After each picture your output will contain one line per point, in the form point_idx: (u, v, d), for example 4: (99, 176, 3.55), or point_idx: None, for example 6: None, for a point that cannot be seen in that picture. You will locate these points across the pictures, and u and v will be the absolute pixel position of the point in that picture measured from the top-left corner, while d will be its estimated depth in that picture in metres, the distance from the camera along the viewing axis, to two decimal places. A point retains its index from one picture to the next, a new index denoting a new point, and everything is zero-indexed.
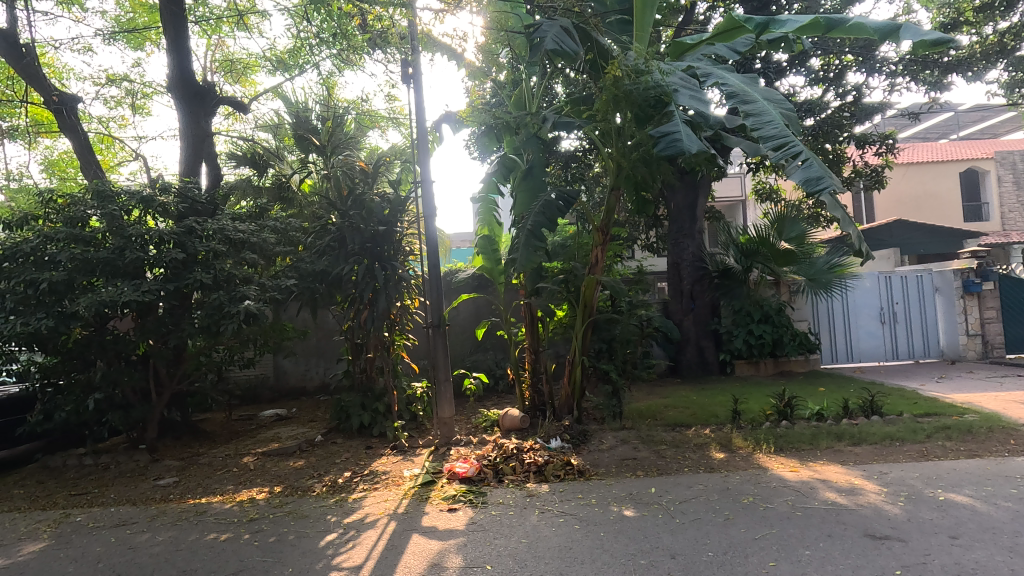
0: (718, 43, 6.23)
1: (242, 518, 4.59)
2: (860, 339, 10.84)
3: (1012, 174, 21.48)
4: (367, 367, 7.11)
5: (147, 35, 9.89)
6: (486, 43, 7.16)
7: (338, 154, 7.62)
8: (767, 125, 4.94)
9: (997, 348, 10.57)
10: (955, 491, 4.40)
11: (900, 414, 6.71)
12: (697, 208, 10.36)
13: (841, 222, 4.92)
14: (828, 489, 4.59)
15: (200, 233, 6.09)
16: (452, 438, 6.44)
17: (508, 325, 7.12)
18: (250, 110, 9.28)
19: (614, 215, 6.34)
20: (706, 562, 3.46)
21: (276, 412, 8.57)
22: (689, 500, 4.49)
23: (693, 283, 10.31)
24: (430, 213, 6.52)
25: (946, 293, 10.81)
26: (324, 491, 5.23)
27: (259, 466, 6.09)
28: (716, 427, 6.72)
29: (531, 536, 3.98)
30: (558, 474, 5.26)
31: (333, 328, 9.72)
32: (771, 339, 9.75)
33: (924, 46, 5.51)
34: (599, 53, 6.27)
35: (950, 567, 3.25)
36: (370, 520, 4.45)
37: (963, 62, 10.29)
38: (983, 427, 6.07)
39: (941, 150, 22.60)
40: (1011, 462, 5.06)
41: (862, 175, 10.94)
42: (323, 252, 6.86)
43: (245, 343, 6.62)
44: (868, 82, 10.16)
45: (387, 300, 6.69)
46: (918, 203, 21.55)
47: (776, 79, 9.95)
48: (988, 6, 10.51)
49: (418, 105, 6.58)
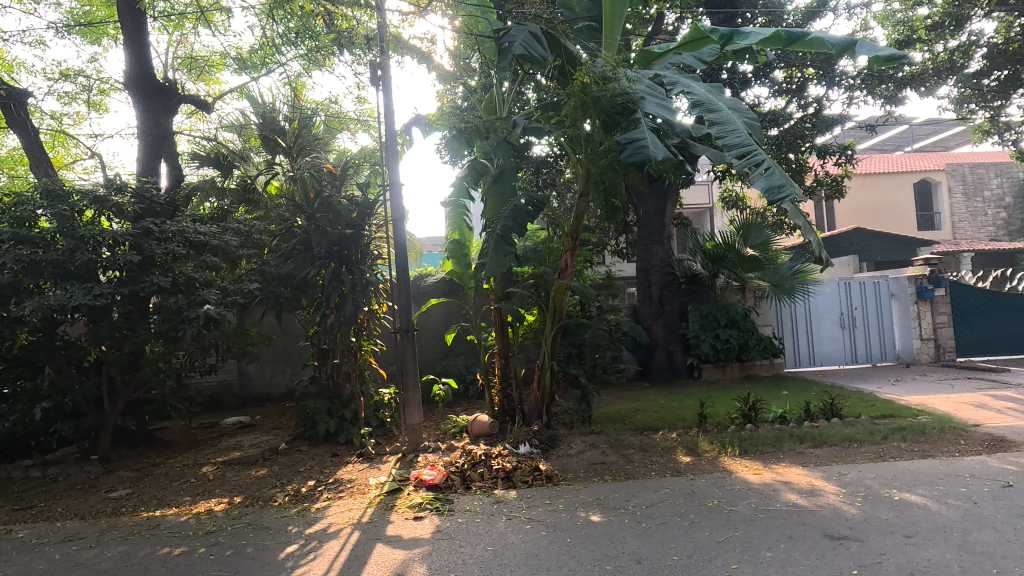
0: (685, 53, 6.35)
1: (199, 530, 4.42)
2: (821, 343, 11.14)
3: (961, 186, 22.53)
4: (334, 373, 6.97)
5: (106, 29, 9.53)
6: (456, 49, 7.29)
7: (305, 156, 7.33)
8: (731, 134, 5.04)
9: (949, 352, 11.02)
10: (909, 491, 4.54)
11: (859, 416, 6.95)
12: (666, 214, 10.52)
13: (802, 229, 5.03)
14: (789, 490, 4.69)
15: (158, 235, 5.88)
16: (420, 445, 6.37)
17: (477, 329, 7.08)
18: (214, 109, 9.00)
19: (583, 221, 6.36)
20: (671, 566, 3.48)
21: (239, 419, 8.33)
22: (655, 505, 4.51)
23: (662, 289, 10.41)
24: (399, 217, 6.44)
25: (901, 298, 11.16)
26: (286, 501, 5.09)
27: (218, 476, 5.90)
28: (683, 430, 6.81)
29: (497, 544, 3.95)
30: (526, 480, 5.24)
31: (300, 333, 9.53)
32: (737, 344, 10.00)
33: (880, 62, 5.70)
34: (568, 59, 6.41)
35: (904, 566, 3.33)
36: (333, 530, 4.34)
37: (917, 78, 10.71)
38: (936, 428, 6.31)
39: (895, 162, 23.56)
40: (962, 462, 5.24)
41: (823, 184, 11.22)
42: (289, 255, 6.75)
43: (207, 349, 6.42)
44: (828, 94, 10.50)
45: (354, 304, 6.55)
46: (875, 213, 22.38)
47: (741, 90, 10.22)
48: (939, 25, 11.14)
49: (386, 107, 6.52)
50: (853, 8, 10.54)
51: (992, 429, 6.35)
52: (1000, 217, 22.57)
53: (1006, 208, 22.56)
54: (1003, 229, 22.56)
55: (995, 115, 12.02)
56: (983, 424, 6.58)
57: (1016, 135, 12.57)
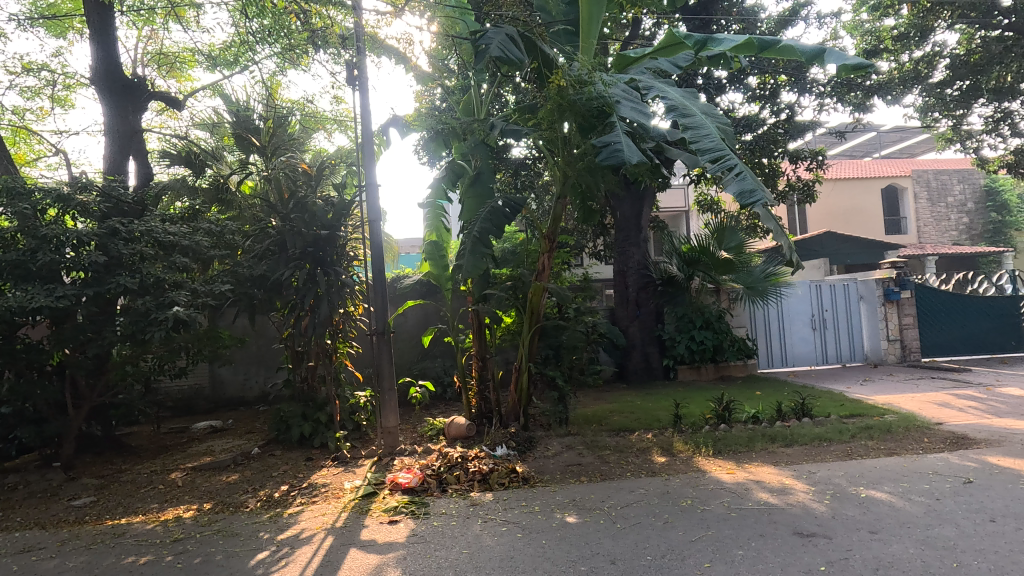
0: (661, 58, 6.41)
1: (166, 538, 4.31)
2: (793, 344, 11.38)
3: (926, 192, 23.26)
4: (309, 376, 6.85)
5: (71, 23, 9.26)
6: (434, 50, 7.29)
7: (279, 155, 7.22)
8: (704, 138, 5.12)
9: (914, 353, 11.34)
10: (875, 488, 4.66)
11: (828, 415, 7.13)
12: (642, 217, 10.62)
13: (774, 233, 5.12)
14: (761, 489, 4.77)
15: (126, 235, 5.73)
16: (396, 448, 6.32)
17: (455, 331, 7.03)
18: (185, 106, 8.80)
19: (561, 223, 6.40)
20: (645, 566, 3.50)
21: (210, 424, 8.15)
22: (630, 505, 4.55)
23: (638, 291, 10.49)
24: (375, 218, 6.38)
25: (869, 300, 11.49)
26: (258, 507, 4.99)
27: (187, 482, 5.76)
28: (658, 431, 6.88)
29: (473, 546, 3.93)
30: (502, 482, 5.23)
31: (274, 335, 9.36)
32: (712, 345, 10.15)
33: (847, 70, 5.84)
34: (544, 62, 6.44)
35: (870, 561, 3.41)
36: (305, 536, 4.27)
37: (883, 86, 11.03)
38: (901, 427, 6.49)
39: (864, 167, 24.23)
40: (925, 459, 5.40)
41: (795, 189, 11.45)
42: (262, 256, 6.65)
43: (177, 352, 6.26)
44: (800, 101, 10.74)
45: (329, 307, 6.42)
46: (845, 217, 22.97)
47: (716, 96, 10.38)
48: (904, 36, 11.53)
49: (363, 108, 6.47)
50: (823, 17, 10.82)
51: (954, 427, 6.56)
52: (962, 221, 23.34)
53: (967, 213, 23.37)
54: (965, 233, 23.33)
55: (957, 123, 12.48)
56: (946, 422, 6.80)
57: (977, 143, 13.04)
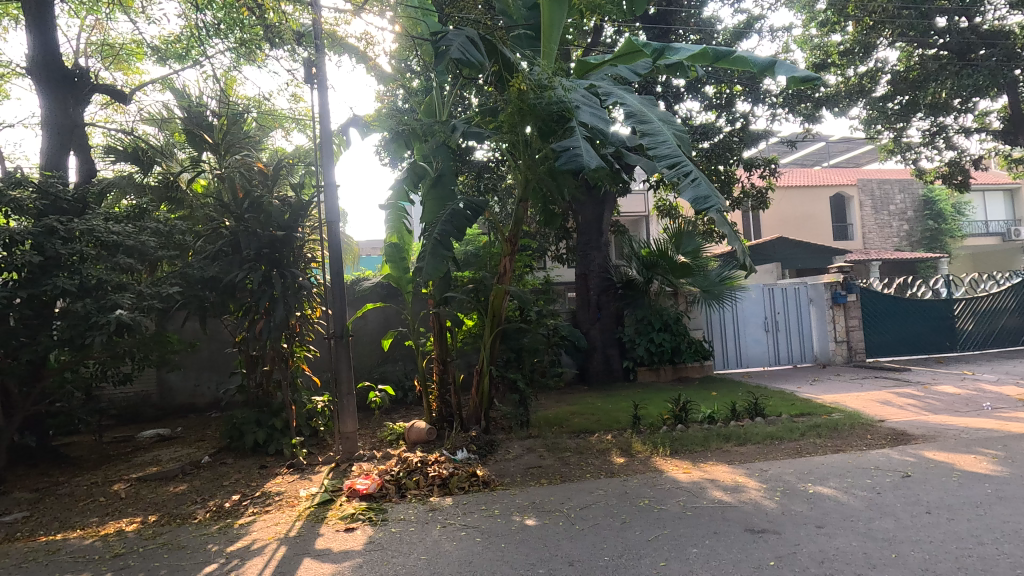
0: (620, 65, 6.48)
1: (105, 554, 4.10)
2: (747, 345, 11.75)
3: (870, 200, 24.47)
4: (263, 381, 6.72)
5: (6, 8, 8.71)
6: (395, 51, 7.20)
7: (234, 153, 6.98)
8: (661, 145, 5.24)
9: (859, 353, 11.87)
10: (822, 484, 4.85)
11: (780, 414, 7.38)
12: (603, 221, 10.75)
13: (729, 238, 5.26)
14: (715, 488, 4.89)
15: (64, 233, 5.43)
16: (355, 453, 6.20)
17: (415, 335, 6.92)
18: (132, 100, 8.41)
19: (523, 226, 6.40)
20: (602, 566, 3.54)
21: (158, 432, 7.79)
22: (589, 507, 4.58)
23: (599, 293, 10.64)
24: (334, 218, 6.24)
25: (818, 303, 11.97)
26: (207, 517, 4.79)
27: (131, 494, 5.48)
28: (618, 432, 6.97)
29: (431, 552, 3.89)
30: (462, 486, 5.20)
31: (227, 339, 9.03)
32: (670, 346, 10.36)
33: (796, 82, 6.07)
34: (505, 65, 6.45)
35: (816, 555, 3.54)
36: (257, 547, 4.13)
37: (831, 98, 11.54)
38: (847, 425, 6.78)
39: (814, 176, 25.31)
40: (869, 456, 5.65)
41: (749, 196, 11.82)
42: (214, 257, 6.41)
43: (120, 357, 5.95)
44: (754, 110, 11.09)
45: (285, 309, 6.26)
46: (796, 223, 23.92)
47: (674, 103, 10.64)
48: (850, 52, 12.27)
49: (322, 107, 6.34)
50: (776, 31, 11.23)
51: (895, 424, 6.90)
52: (903, 229, 24.62)
53: (908, 221, 24.65)
54: (905, 240, 24.60)
55: (898, 135, 13.21)
56: (888, 419, 7.14)
57: (916, 155, 13.79)
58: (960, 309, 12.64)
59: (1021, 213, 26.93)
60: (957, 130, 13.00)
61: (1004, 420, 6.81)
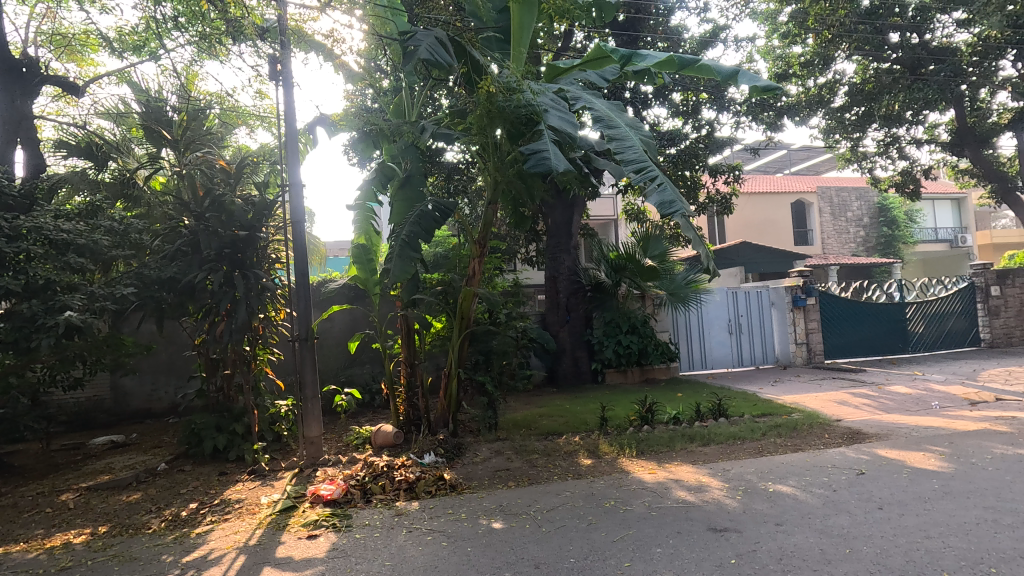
0: (589, 70, 6.59)
1: (50, 568, 3.91)
2: (712, 347, 12.00)
3: (829, 207, 25.35)
4: (224, 386, 6.43)
5: None
6: (364, 50, 7.11)
7: (194, 150, 6.76)
8: (628, 150, 5.32)
9: (818, 354, 12.24)
10: (781, 483, 4.99)
11: (742, 415, 7.56)
12: (573, 225, 10.82)
13: (693, 241, 5.35)
14: (679, 488, 4.97)
15: (9, 232, 5.13)
16: (319, 458, 6.07)
17: (382, 337, 6.81)
18: (86, 93, 8.05)
19: (491, 228, 6.39)
20: (568, 568, 3.55)
21: (111, 438, 7.48)
22: (556, 508, 4.60)
23: (569, 296, 10.71)
24: (299, 218, 6.11)
25: (779, 306, 12.31)
26: (162, 527, 4.62)
27: (81, 504, 5.24)
28: (586, 434, 7.02)
29: (396, 558, 3.83)
30: (429, 490, 5.15)
31: (186, 342, 8.74)
32: (637, 348, 10.48)
33: (758, 92, 6.22)
34: (473, 67, 6.46)
35: (774, 552, 3.63)
36: (214, 556, 4.00)
37: (792, 108, 11.89)
38: (806, 424, 6.99)
39: (776, 182, 26.07)
40: (826, 454, 5.84)
41: (714, 202, 12.05)
42: (173, 257, 6.20)
43: (70, 361, 5.69)
44: (719, 118, 11.36)
45: (247, 311, 6.07)
46: (758, 229, 24.58)
47: (642, 109, 10.80)
48: (810, 64, 12.72)
49: (287, 105, 6.20)
50: (740, 41, 11.54)
51: (850, 423, 7.15)
52: (860, 235, 25.56)
53: (864, 227, 25.62)
54: (861, 246, 25.55)
55: (854, 145, 13.73)
56: (844, 419, 7.39)
57: (871, 164, 14.36)
58: (912, 313, 13.20)
59: (967, 221, 28.34)
60: (909, 141, 13.60)
61: (950, 419, 7.15)
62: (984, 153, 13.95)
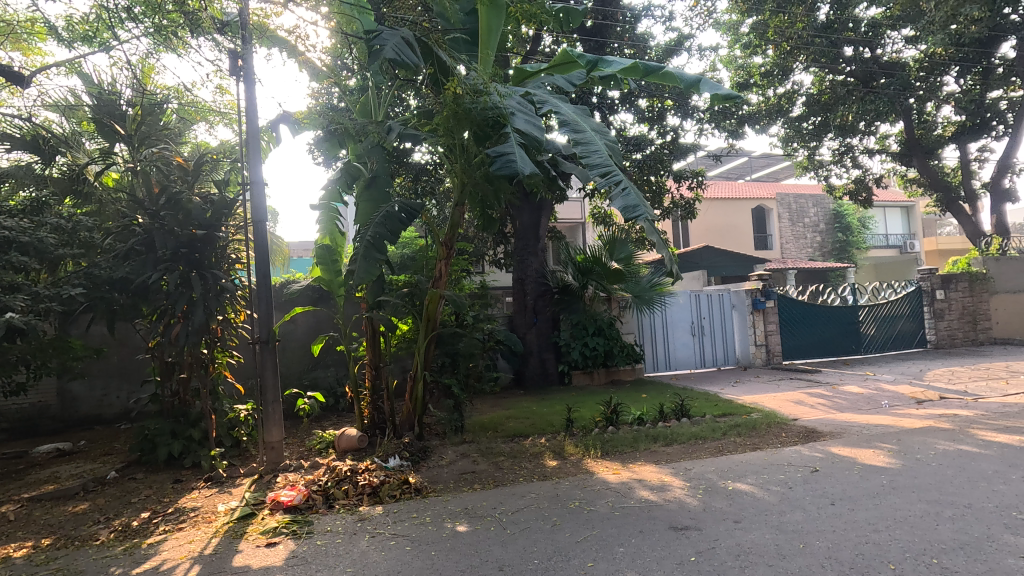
0: (556, 74, 6.65)
1: None
2: (676, 348, 12.25)
3: (788, 213, 26.22)
4: (180, 390, 6.20)
5: None
6: (330, 47, 7.00)
7: (150, 146, 6.50)
8: (593, 154, 5.39)
9: (776, 356, 12.61)
10: (740, 481, 5.12)
11: (704, 415, 7.74)
12: (540, 227, 10.86)
13: (657, 245, 5.42)
14: (642, 487, 5.05)
15: None
16: (280, 464, 5.93)
17: (347, 339, 6.69)
18: (32, 83, 7.61)
19: (459, 230, 6.36)
20: (532, 569, 3.56)
21: (57, 446, 7.11)
22: (521, 510, 4.61)
23: (536, 298, 10.74)
24: (261, 218, 5.95)
25: (740, 309, 12.64)
26: (111, 538, 4.42)
27: (22, 516, 4.98)
28: (551, 435, 7.06)
29: (359, 564, 3.77)
30: (393, 494, 5.08)
31: (139, 345, 8.41)
32: (603, 350, 10.59)
33: (719, 99, 6.38)
34: (440, 69, 6.47)
35: (733, 548, 3.73)
36: (166, 568, 3.85)
37: (752, 117, 12.24)
38: (764, 424, 7.20)
39: (737, 188, 26.80)
40: (782, 452, 6.02)
41: (678, 206, 12.30)
42: (126, 257, 5.95)
43: (12, 365, 5.39)
44: (683, 124, 11.62)
45: (205, 313, 5.86)
46: (718, 233, 25.26)
47: (609, 114, 10.97)
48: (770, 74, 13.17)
49: (248, 101, 6.04)
50: (703, 50, 11.85)
51: (805, 422, 7.39)
52: (816, 240, 26.49)
53: (820, 233, 26.58)
54: (818, 251, 26.47)
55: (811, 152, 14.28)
56: (800, 418, 7.63)
57: (827, 172, 14.93)
58: (864, 315, 13.77)
59: (915, 228, 29.73)
60: (862, 150, 14.22)
61: (898, 417, 7.47)
62: (930, 164, 14.68)
